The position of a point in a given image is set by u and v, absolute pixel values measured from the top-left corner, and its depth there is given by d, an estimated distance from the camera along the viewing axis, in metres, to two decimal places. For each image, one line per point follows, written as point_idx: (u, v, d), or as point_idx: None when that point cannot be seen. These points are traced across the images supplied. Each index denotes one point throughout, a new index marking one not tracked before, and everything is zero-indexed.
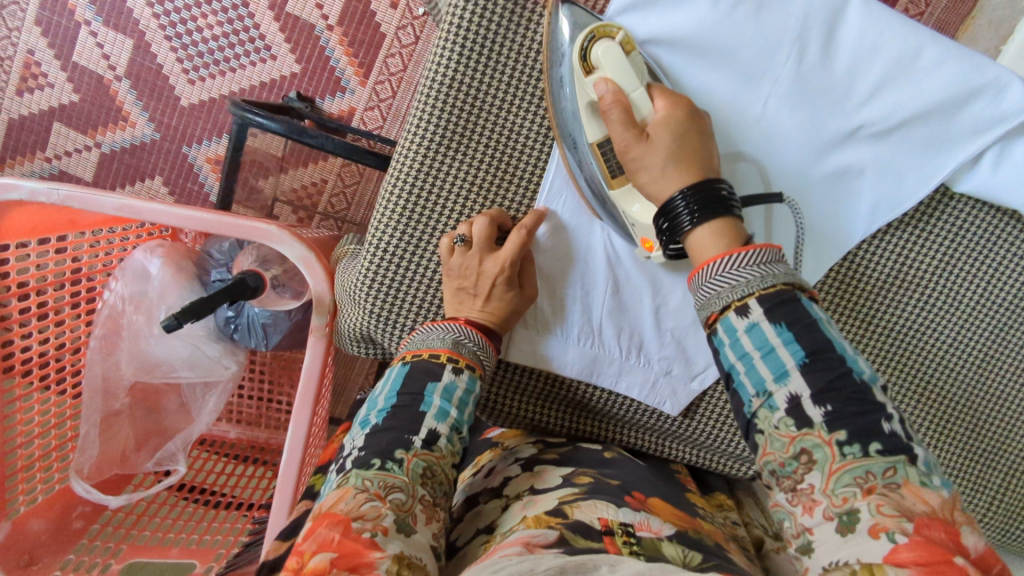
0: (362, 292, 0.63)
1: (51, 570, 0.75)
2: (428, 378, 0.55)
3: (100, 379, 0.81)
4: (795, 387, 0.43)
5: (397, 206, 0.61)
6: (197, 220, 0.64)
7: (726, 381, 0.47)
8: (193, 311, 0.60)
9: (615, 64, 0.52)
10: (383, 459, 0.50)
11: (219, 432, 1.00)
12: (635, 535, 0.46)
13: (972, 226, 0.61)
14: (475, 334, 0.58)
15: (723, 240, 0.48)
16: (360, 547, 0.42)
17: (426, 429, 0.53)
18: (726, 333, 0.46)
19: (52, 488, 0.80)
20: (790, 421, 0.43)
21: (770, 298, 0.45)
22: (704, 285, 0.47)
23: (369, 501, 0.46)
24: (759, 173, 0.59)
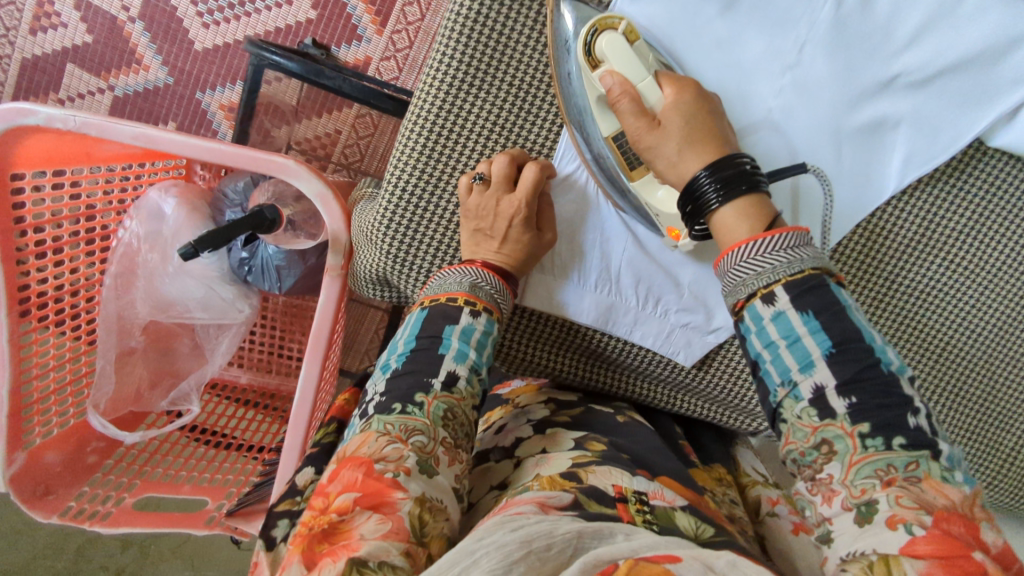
0: (379, 232, 0.62)
1: (65, 501, 0.76)
2: (445, 321, 0.55)
3: (115, 317, 0.81)
4: (819, 377, 0.41)
5: (418, 144, 0.60)
6: (215, 152, 0.63)
7: (752, 369, 0.46)
8: (209, 241, 0.60)
9: (621, 57, 0.51)
10: (403, 404, 0.49)
11: (231, 377, 1.00)
12: (649, 504, 0.47)
13: (1000, 187, 0.60)
14: (493, 277, 0.58)
15: (749, 222, 0.46)
16: (382, 488, 0.42)
17: (445, 372, 0.52)
18: (751, 318, 0.45)
19: (67, 423, 0.80)
20: (813, 410, 0.41)
21: (798, 285, 0.43)
22: (732, 270, 0.46)
23: (391, 444, 0.46)
24: (796, 118, 0.58)
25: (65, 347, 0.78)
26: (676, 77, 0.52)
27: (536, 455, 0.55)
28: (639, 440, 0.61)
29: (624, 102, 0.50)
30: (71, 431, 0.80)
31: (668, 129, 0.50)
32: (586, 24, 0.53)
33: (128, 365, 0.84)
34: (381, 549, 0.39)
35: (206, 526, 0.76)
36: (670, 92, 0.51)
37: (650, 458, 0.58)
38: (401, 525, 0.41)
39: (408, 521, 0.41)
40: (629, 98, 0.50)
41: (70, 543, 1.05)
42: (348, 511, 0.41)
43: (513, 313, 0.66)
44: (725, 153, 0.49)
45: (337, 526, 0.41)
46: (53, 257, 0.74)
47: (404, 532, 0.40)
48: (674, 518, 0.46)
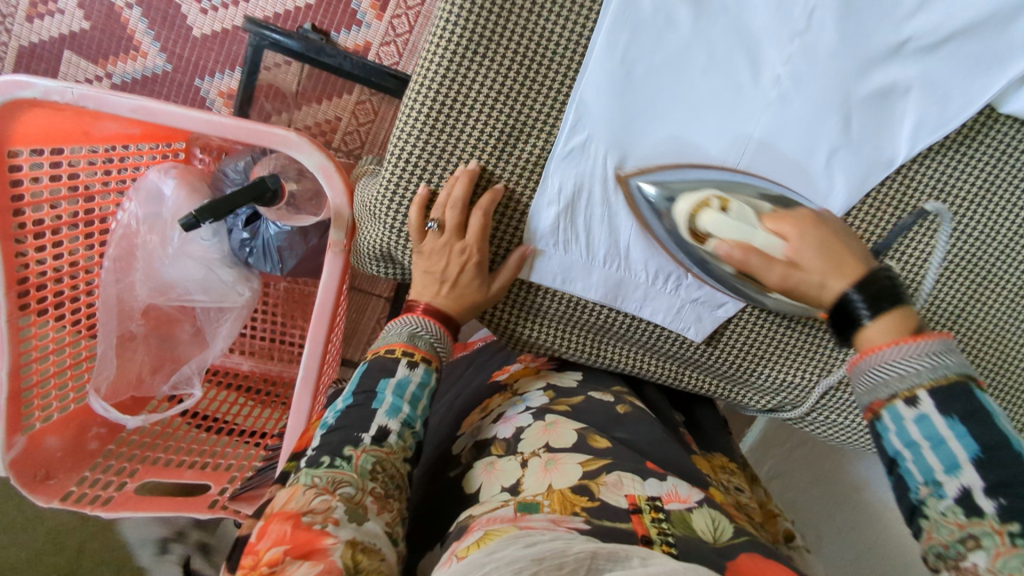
0: (383, 206, 0.60)
1: (66, 486, 0.76)
2: (382, 374, 0.54)
3: (116, 300, 0.80)
4: (967, 479, 0.39)
5: (419, 119, 0.57)
6: (217, 125, 0.62)
7: (888, 467, 0.43)
8: (212, 210, 0.60)
9: (734, 230, 0.49)
10: (331, 457, 0.48)
11: (232, 364, 0.98)
12: (664, 510, 0.47)
13: (990, 160, 0.59)
14: (432, 326, 0.58)
15: (895, 334, 0.44)
16: (312, 536, 0.41)
17: (376, 426, 0.51)
18: (892, 418, 0.42)
19: (67, 408, 0.79)
20: (960, 509, 0.38)
21: (945, 391, 0.40)
22: (868, 374, 0.44)
23: (319, 496, 0.44)
24: (812, 84, 0.56)
25: (65, 337, 0.77)
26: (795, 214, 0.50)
27: (542, 458, 0.53)
28: (643, 433, 0.59)
29: (752, 257, 0.47)
30: (72, 415, 0.79)
31: (806, 267, 0.48)
32: (685, 199, 0.53)
33: (131, 347, 0.84)
34: None
35: (210, 509, 0.76)
36: (792, 233, 0.49)
37: (654, 453, 0.57)
38: (334, 565, 0.39)
39: (341, 563, 0.39)
40: (756, 250, 0.48)
41: (71, 540, 1.04)
42: (278, 562, 0.39)
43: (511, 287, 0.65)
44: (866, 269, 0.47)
45: (268, 574, 0.39)
46: (52, 239, 0.73)
47: (336, 571, 0.38)
48: (689, 522, 0.46)
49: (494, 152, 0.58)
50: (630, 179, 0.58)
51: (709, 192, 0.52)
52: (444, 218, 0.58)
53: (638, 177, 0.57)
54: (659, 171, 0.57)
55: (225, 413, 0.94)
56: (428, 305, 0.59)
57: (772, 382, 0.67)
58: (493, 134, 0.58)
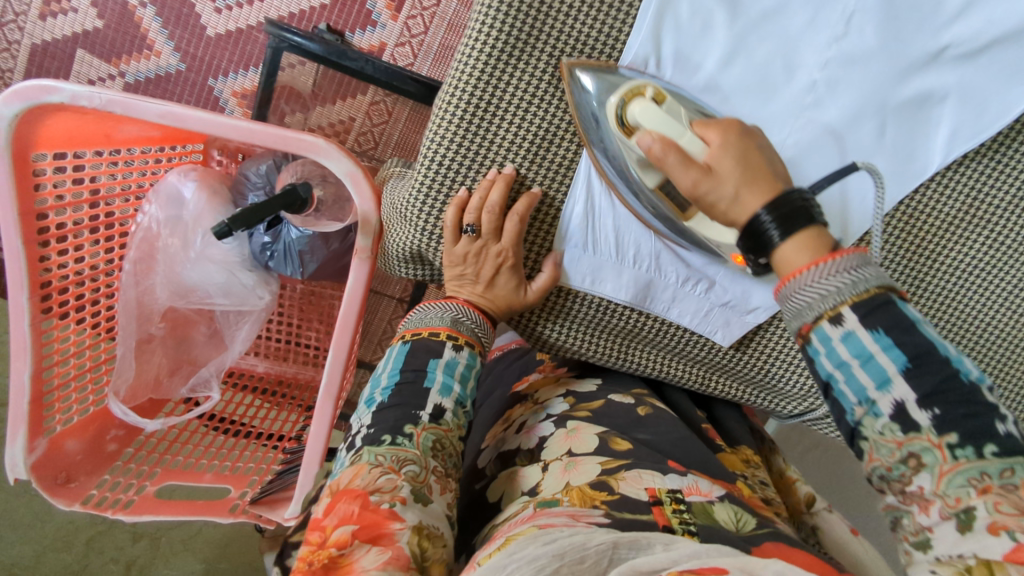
0: (417, 209, 0.60)
1: (88, 489, 0.75)
2: (429, 356, 0.56)
3: (135, 303, 0.80)
4: (898, 393, 0.39)
5: (455, 122, 0.57)
6: (245, 131, 0.62)
7: (823, 390, 0.43)
8: (243, 219, 0.59)
9: (654, 120, 0.50)
10: (393, 435, 0.49)
11: (247, 366, 0.98)
12: (686, 502, 0.47)
13: (988, 185, 0.60)
14: (474, 313, 0.60)
15: (811, 249, 0.43)
16: (379, 519, 0.42)
17: (432, 404, 0.53)
18: (820, 337, 0.41)
19: (86, 410, 0.79)
20: (896, 426, 0.39)
21: (866, 304, 0.40)
22: (793, 297, 0.42)
23: (384, 475, 0.46)
24: (852, 92, 0.56)
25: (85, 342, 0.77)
26: (718, 122, 0.49)
27: (563, 459, 0.54)
28: (666, 433, 0.59)
29: (672, 155, 0.46)
30: (91, 418, 0.79)
31: (720, 173, 0.46)
32: (616, 94, 0.52)
33: (147, 352, 0.83)
34: None
35: (230, 513, 0.75)
36: (715, 139, 0.48)
37: (674, 450, 0.56)
38: (401, 552, 0.41)
39: (408, 549, 0.41)
40: (674, 148, 0.46)
41: (78, 537, 1.06)
42: (347, 545, 0.41)
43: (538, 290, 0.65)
44: (781, 185, 0.45)
45: (338, 558, 0.41)
46: (75, 255, 0.74)
47: (405, 559, 0.41)
48: (711, 513, 0.46)
49: (529, 155, 0.58)
50: (572, 71, 0.55)
51: (644, 83, 0.53)
52: (480, 222, 0.58)
53: (579, 68, 0.54)
54: (602, 67, 0.55)
55: (242, 415, 0.94)
56: (468, 299, 0.61)
57: (799, 388, 0.68)
58: (528, 139, 0.58)
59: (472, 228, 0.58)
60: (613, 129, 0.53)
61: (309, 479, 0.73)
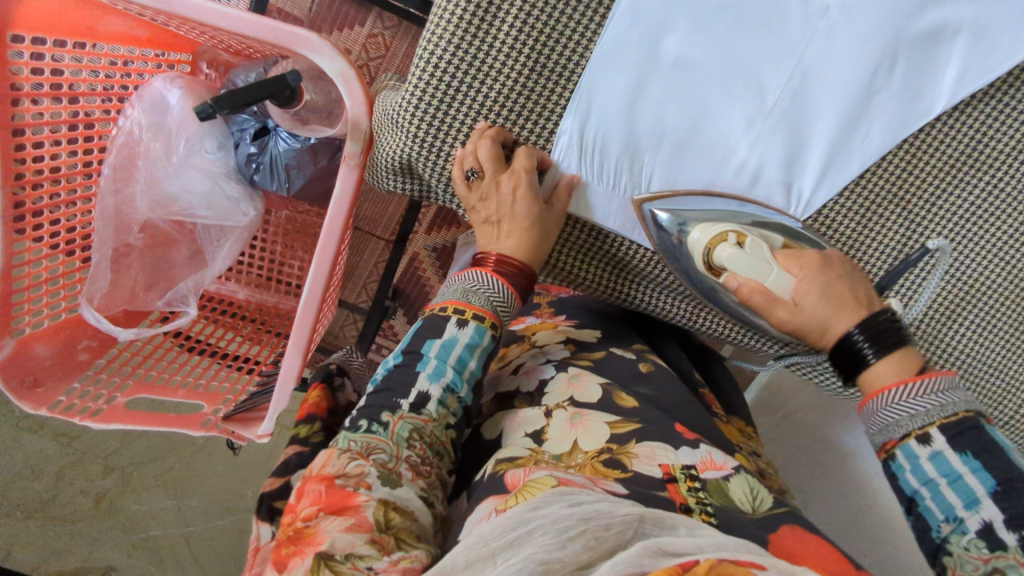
0: (407, 115, 0.57)
1: (55, 396, 0.74)
2: (428, 335, 0.49)
3: (113, 212, 0.77)
4: (987, 513, 0.41)
5: (453, 23, 0.53)
6: (239, 21, 0.59)
7: (908, 507, 0.46)
8: (227, 101, 0.61)
9: (739, 259, 0.51)
10: (369, 422, 0.45)
11: (227, 292, 0.95)
12: (699, 479, 0.47)
13: (988, 133, 0.57)
14: (489, 280, 0.51)
15: (902, 372, 0.47)
16: (344, 495, 0.39)
17: (416, 392, 0.46)
18: (906, 457, 0.45)
19: (58, 317, 0.76)
20: (982, 543, 0.41)
21: (954, 426, 0.43)
22: (878, 414, 0.46)
23: (352, 460, 0.41)
24: (868, 27, 0.53)
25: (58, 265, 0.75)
26: (800, 255, 0.51)
27: (568, 411, 0.53)
28: (667, 391, 0.59)
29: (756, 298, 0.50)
30: (62, 325, 0.77)
31: (807, 309, 0.49)
32: (701, 228, 0.54)
33: (124, 264, 0.81)
34: (348, 541, 0.36)
35: (202, 427, 0.74)
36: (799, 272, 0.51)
37: (678, 411, 0.56)
38: (365, 519, 0.38)
39: (372, 517, 0.38)
40: (761, 289, 0.49)
41: (50, 467, 1.04)
42: (312, 516, 0.38)
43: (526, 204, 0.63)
44: (867, 308, 0.49)
45: (302, 530, 0.38)
46: (51, 136, 0.70)
47: (367, 525, 0.38)
48: (727, 492, 0.45)
49: (528, 65, 0.55)
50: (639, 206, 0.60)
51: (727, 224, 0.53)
52: (478, 161, 0.55)
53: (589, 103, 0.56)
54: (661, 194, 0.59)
55: (212, 336, 0.91)
56: (498, 254, 0.52)
57: None
58: (529, 47, 0.54)
59: (473, 172, 0.55)
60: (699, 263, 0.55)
61: (284, 398, 0.72)
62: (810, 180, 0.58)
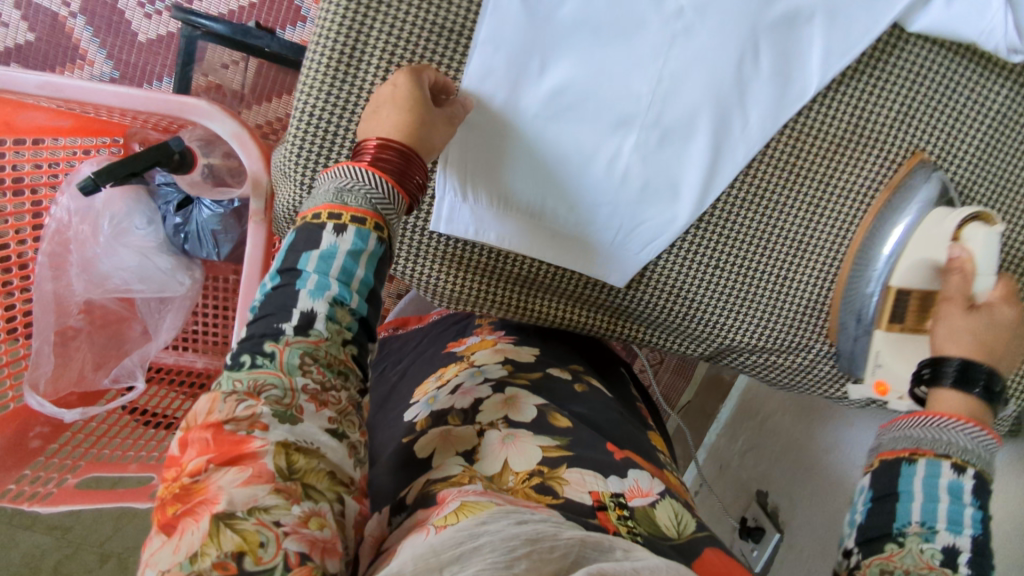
0: (291, 166, 0.58)
1: (6, 484, 0.73)
2: (307, 246, 0.45)
3: (51, 297, 0.78)
4: (962, 542, 0.41)
5: (322, 74, 0.56)
6: (131, 98, 0.62)
7: (878, 498, 0.45)
8: (110, 176, 0.68)
9: (984, 248, 0.51)
10: (252, 356, 0.42)
11: (185, 362, 0.95)
12: (629, 507, 0.44)
13: (863, 106, 0.59)
14: (366, 176, 0.47)
15: (965, 408, 0.46)
16: (237, 442, 0.36)
17: (299, 313, 0.43)
18: (928, 470, 0.44)
19: (7, 407, 0.77)
20: (940, 556, 0.41)
21: (985, 481, 0.44)
22: (915, 430, 0.46)
23: (242, 402, 0.38)
24: (726, 23, 0.55)
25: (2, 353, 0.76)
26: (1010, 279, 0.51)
27: (501, 431, 0.51)
28: (601, 411, 0.57)
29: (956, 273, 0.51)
30: (12, 415, 0.77)
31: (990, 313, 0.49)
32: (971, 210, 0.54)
33: (71, 348, 0.82)
34: (247, 497, 0.34)
35: (150, 498, 0.74)
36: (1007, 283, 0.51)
37: (610, 429, 0.55)
38: (266, 467, 0.36)
39: (273, 465, 0.36)
40: (965, 267, 0.51)
41: (46, 562, 1.03)
42: (203, 470, 0.36)
43: (403, 230, 0.61)
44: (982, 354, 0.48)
45: (190, 485, 0.35)
46: None
47: (268, 474, 0.35)
48: (653, 519, 0.44)
49: None
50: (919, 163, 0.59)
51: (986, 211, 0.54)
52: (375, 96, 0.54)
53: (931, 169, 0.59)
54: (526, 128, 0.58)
55: (169, 407, 0.92)
56: (379, 142, 0.49)
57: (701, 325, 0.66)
58: None
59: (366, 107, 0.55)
60: (942, 229, 0.54)
61: None
62: (698, 174, 0.59)
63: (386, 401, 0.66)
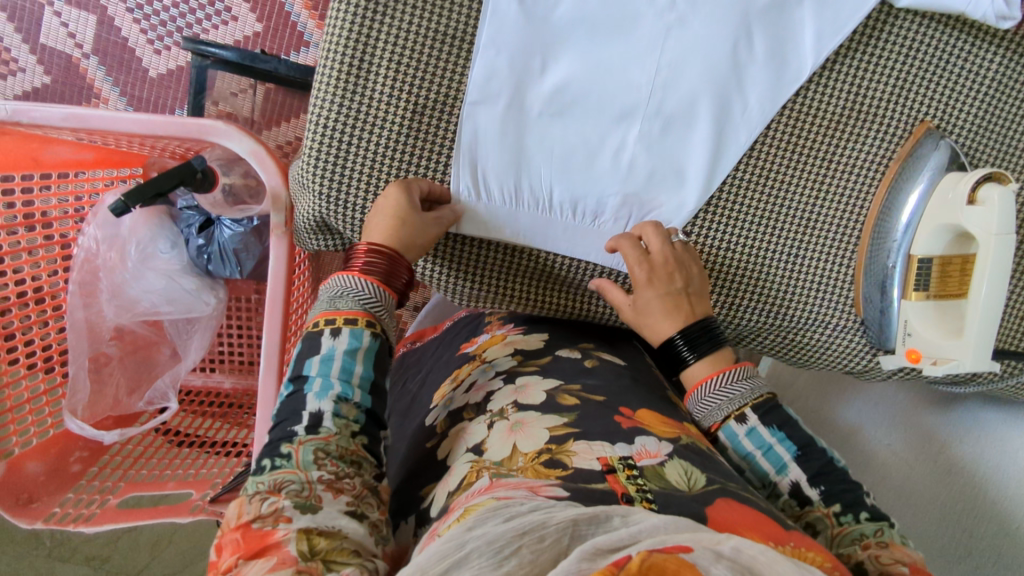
0: (309, 176, 0.60)
1: (51, 507, 0.75)
2: (310, 351, 0.50)
3: (84, 324, 0.81)
4: (794, 476, 0.49)
5: (333, 87, 0.58)
6: (152, 125, 0.65)
7: (737, 470, 0.53)
8: (139, 196, 0.70)
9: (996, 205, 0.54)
10: (272, 459, 0.44)
11: (214, 383, 0.98)
12: (638, 467, 0.44)
13: (859, 83, 0.60)
14: (356, 283, 0.52)
15: (717, 366, 0.55)
16: (262, 534, 0.39)
17: (308, 412, 0.46)
18: (730, 432, 0.52)
19: (47, 433, 0.80)
20: (794, 501, 0.49)
21: (761, 406, 0.52)
22: (703, 400, 0.55)
23: (264, 500, 0.41)
24: (718, 11, 0.57)
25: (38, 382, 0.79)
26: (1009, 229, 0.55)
27: (509, 419, 0.50)
28: (614, 379, 0.57)
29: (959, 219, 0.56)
30: (51, 441, 0.80)
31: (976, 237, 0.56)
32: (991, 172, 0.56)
33: (105, 374, 0.85)
34: None
35: (190, 512, 0.76)
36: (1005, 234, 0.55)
37: (629, 397, 0.54)
38: (288, 553, 0.37)
39: (295, 550, 0.38)
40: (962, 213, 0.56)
41: None
42: (233, 566, 0.38)
43: None
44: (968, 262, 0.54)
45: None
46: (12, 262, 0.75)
47: (291, 559, 0.37)
48: (663, 475, 0.43)
49: (411, 109, 0.59)
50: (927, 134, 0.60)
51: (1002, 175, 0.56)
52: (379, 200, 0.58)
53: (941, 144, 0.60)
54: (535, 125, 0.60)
55: (200, 427, 0.94)
56: (368, 245, 0.54)
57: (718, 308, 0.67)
58: (406, 93, 0.58)
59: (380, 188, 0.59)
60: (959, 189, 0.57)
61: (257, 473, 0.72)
62: (702, 160, 0.61)
63: (409, 411, 0.66)
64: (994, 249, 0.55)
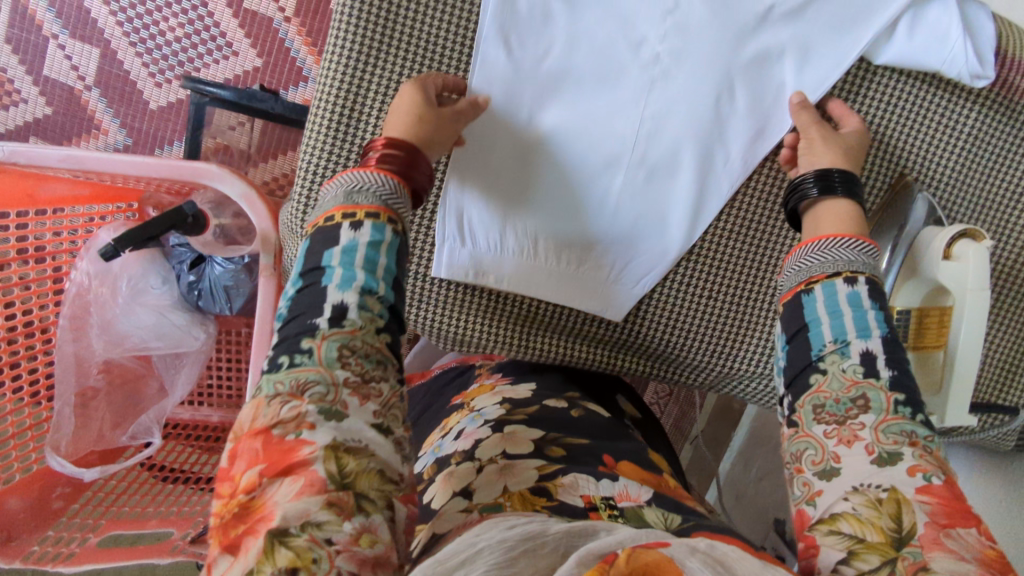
0: (298, 221, 0.60)
1: (29, 547, 0.73)
2: (324, 247, 0.45)
3: (72, 357, 0.81)
4: (874, 344, 0.45)
5: (324, 135, 0.59)
6: (145, 166, 0.66)
7: (797, 333, 0.49)
8: (128, 240, 0.73)
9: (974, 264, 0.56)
10: (290, 356, 0.40)
11: (201, 417, 0.96)
12: (618, 508, 0.44)
13: None
14: (380, 177, 0.48)
15: (845, 224, 0.52)
16: (286, 451, 0.36)
17: (330, 305, 0.42)
18: (826, 291, 0.49)
19: (29, 468, 0.80)
20: (860, 367, 0.45)
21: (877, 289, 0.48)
22: (810, 253, 0.51)
23: (285, 403, 0.38)
24: (702, 66, 0.58)
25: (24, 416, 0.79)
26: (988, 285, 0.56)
27: (499, 462, 0.49)
28: (604, 433, 0.57)
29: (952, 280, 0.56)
30: (34, 476, 0.79)
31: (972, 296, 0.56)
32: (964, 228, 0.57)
33: (90, 409, 0.84)
34: (299, 512, 0.33)
35: (170, 554, 0.75)
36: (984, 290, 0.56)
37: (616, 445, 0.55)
38: (317, 475, 0.35)
39: (324, 472, 0.35)
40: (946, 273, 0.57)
41: None
42: (255, 486, 0.35)
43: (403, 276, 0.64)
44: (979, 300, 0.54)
45: (247, 504, 0.35)
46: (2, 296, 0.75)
47: (320, 483, 0.34)
48: (642, 516, 0.43)
49: None
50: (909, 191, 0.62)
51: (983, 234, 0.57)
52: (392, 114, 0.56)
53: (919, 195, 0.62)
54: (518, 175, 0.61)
55: (184, 463, 0.93)
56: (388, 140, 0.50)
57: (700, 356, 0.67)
58: None
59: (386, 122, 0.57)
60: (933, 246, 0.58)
61: None
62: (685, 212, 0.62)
63: None
64: (969, 304, 0.57)
